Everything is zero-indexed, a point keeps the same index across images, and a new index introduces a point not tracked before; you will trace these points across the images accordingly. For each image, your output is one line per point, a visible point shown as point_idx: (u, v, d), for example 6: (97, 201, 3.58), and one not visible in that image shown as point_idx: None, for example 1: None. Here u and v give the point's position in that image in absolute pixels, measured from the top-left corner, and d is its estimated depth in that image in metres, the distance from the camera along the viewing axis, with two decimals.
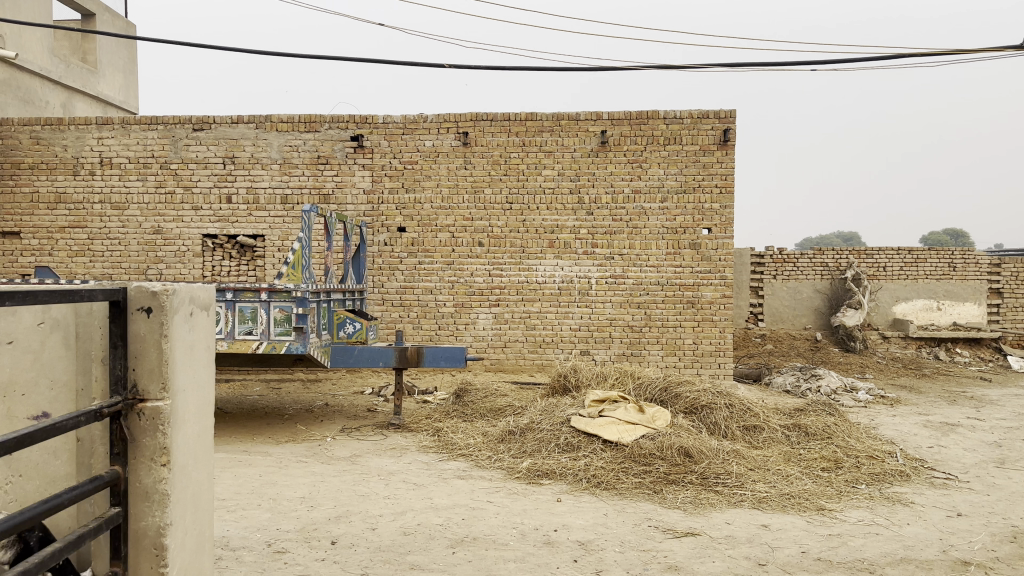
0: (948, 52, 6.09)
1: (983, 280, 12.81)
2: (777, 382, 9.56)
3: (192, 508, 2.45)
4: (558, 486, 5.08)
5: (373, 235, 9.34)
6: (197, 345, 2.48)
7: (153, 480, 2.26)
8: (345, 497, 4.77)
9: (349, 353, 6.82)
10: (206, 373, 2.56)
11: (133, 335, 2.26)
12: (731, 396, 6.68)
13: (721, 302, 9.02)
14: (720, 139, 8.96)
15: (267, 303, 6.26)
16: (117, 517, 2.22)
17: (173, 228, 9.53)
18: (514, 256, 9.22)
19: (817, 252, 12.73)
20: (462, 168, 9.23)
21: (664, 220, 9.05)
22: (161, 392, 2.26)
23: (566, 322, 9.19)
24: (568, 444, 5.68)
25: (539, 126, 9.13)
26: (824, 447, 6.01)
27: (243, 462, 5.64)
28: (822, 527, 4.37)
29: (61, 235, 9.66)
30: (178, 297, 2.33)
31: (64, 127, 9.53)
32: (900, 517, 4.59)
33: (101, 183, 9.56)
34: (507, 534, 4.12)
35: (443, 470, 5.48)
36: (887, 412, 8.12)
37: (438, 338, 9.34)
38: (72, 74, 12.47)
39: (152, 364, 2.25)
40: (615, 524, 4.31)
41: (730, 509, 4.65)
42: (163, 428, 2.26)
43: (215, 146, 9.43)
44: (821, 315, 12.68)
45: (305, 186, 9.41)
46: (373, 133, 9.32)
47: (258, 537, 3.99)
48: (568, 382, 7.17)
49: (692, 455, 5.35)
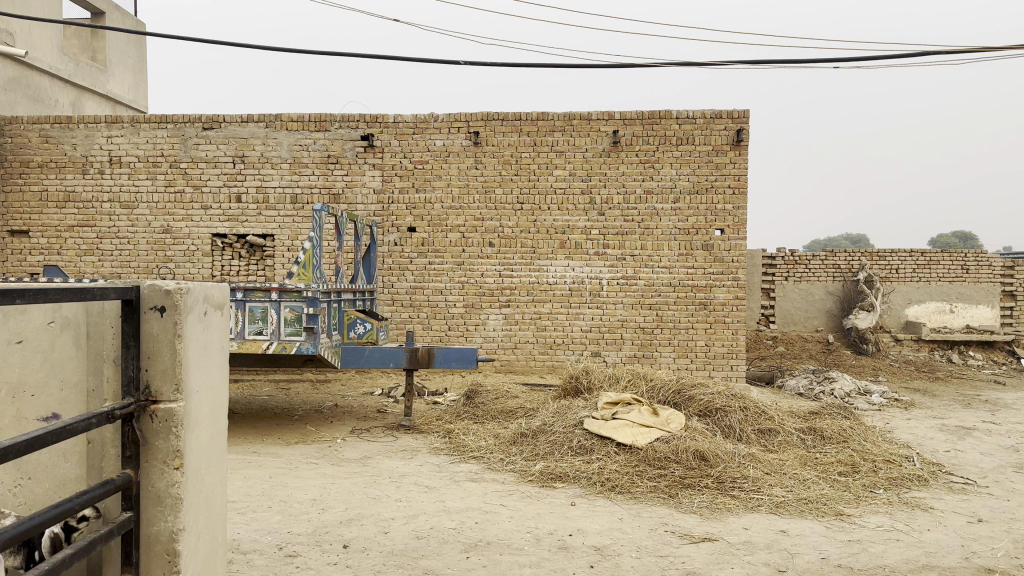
0: (970, 48, 5.98)
1: (997, 282, 12.66)
2: (790, 385, 9.46)
3: (205, 513, 2.40)
4: (571, 489, 5.02)
5: (383, 235, 9.30)
6: (211, 345, 2.43)
7: (166, 484, 2.21)
8: (357, 499, 4.72)
9: (360, 354, 6.77)
10: (220, 374, 2.51)
11: (146, 335, 2.21)
12: (745, 398, 6.59)
13: (734, 304, 8.93)
14: (733, 139, 8.88)
15: (277, 303, 6.22)
16: (128, 522, 2.17)
17: (182, 227, 9.51)
18: (524, 257, 9.15)
19: (830, 254, 12.63)
20: (473, 168, 9.17)
21: (676, 221, 8.97)
22: (174, 393, 2.21)
23: (577, 323, 9.13)
24: (581, 446, 5.61)
25: (550, 126, 9.07)
26: (841, 451, 5.92)
27: (252, 463, 5.60)
28: (841, 533, 4.29)
29: (70, 234, 9.65)
30: (192, 296, 2.29)
31: (74, 126, 9.54)
32: (920, 523, 4.50)
33: (110, 182, 9.55)
34: (520, 538, 4.06)
35: (455, 472, 5.42)
36: (903, 415, 8.01)
37: (448, 339, 9.29)
38: (81, 73, 12.49)
39: (165, 365, 2.20)
40: (631, 529, 4.24)
41: (747, 514, 4.57)
42: (176, 431, 2.21)
43: (225, 145, 9.41)
44: (833, 317, 12.56)
45: (315, 186, 9.38)
46: (384, 132, 9.28)
47: (269, 540, 3.94)
48: (580, 383, 7.11)
49: (708, 459, 5.27)
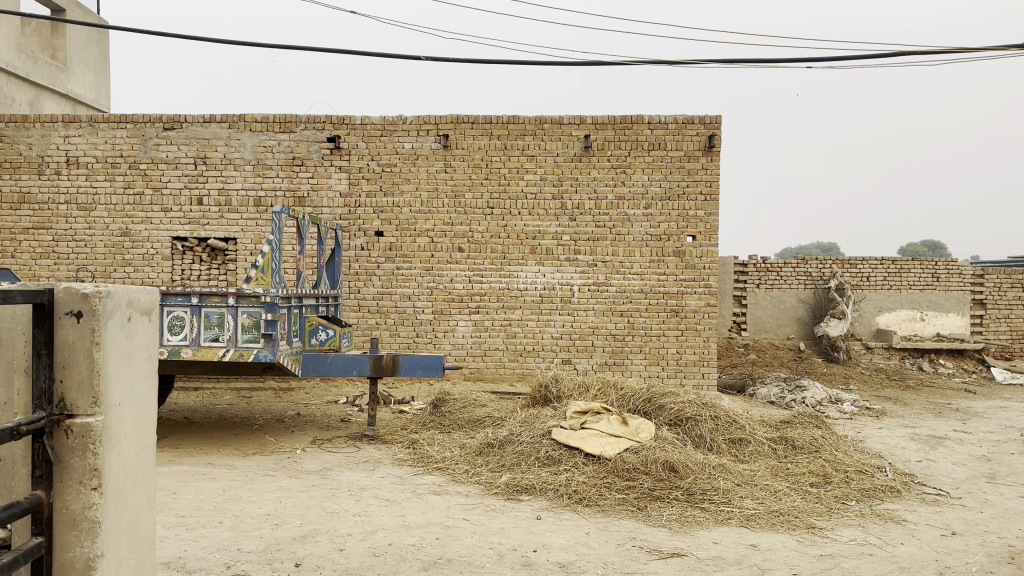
0: (942, 50, 5.96)
1: (966, 291, 12.80)
2: (761, 394, 9.42)
3: (129, 539, 2.16)
4: (537, 502, 4.86)
5: (350, 239, 9.07)
6: (136, 355, 2.21)
7: (82, 506, 1.97)
8: (313, 514, 4.50)
9: (321, 362, 6.55)
10: (147, 386, 2.29)
11: (60, 343, 1.98)
12: (716, 407, 6.48)
13: (705, 311, 8.87)
14: (705, 144, 8.83)
15: (235, 308, 5.97)
16: (38, 549, 1.91)
17: (141, 230, 9.18)
18: (494, 262, 8.99)
19: (801, 261, 12.68)
20: (442, 172, 9.01)
21: (648, 227, 8.89)
22: (92, 406, 1.99)
23: (547, 330, 8.98)
24: (549, 457, 5.45)
25: (521, 129, 8.94)
26: (813, 461, 5.84)
27: (206, 475, 5.34)
28: (814, 547, 4.18)
29: (24, 237, 9.26)
30: (113, 300, 2.07)
31: (29, 125, 9.17)
32: (893, 536, 4.42)
33: (67, 183, 9.19)
34: (482, 555, 3.87)
35: (417, 485, 5.22)
36: (874, 424, 7.99)
37: (416, 346, 9.09)
38: (40, 71, 12.08)
39: (82, 376, 1.98)
40: (597, 544, 4.09)
41: (717, 527, 4.44)
42: (94, 448, 1.98)
43: (186, 146, 9.11)
44: (804, 325, 12.60)
45: (279, 188, 9.13)
46: (350, 134, 9.07)
47: (216, 558, 3.71)
48: (549, 392, 6.94)
49: (677, 470, 5.14)
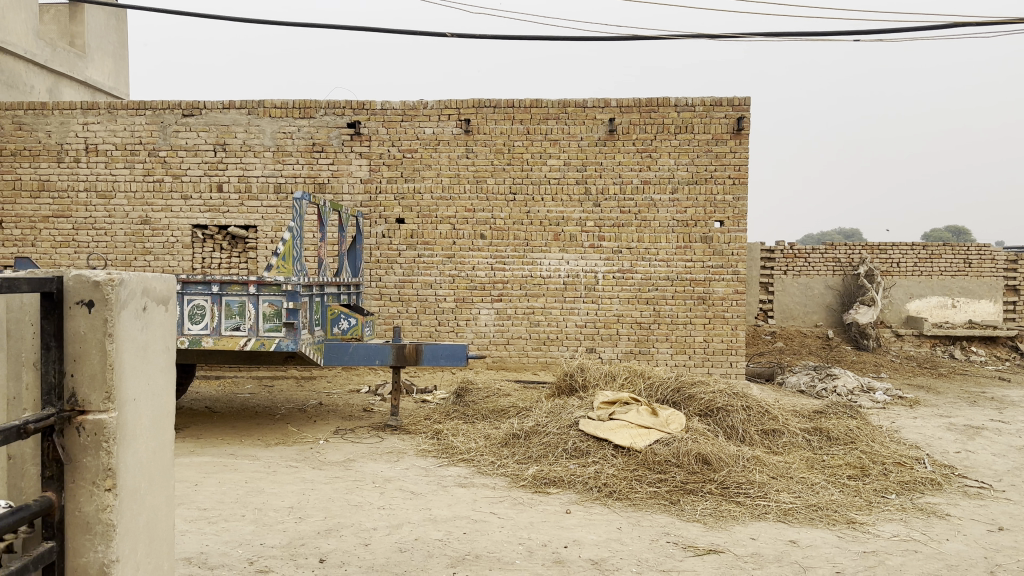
0: (991, 20, 5.66)
1: (999, 277, 12.41)
2: (791, 382, 9.21)
3: (147, 541, 2.05)
4: (566, 496, 4.73)
5: (370, 226, 8.96)
6: (152, 347, 2.09)
7: (95, 508, 1.86)
8: (337, 507, 4.40)
9: (344, 351, 6.43)
10: (164, 380, 2.17)
11: (71, 335, 1.86)
12: (747, 397, 6.30)
13: (733, 298, 8.64)
14: (733, 127, 8.57)
15: (256, 297, 5.88)
16: (49, 554, 1.81)
17: (161, 218, 9.13)
18: (517, 249, 8.83)
19: (829, 247, 12.36)
20: (464, 157, 8.84)
21: (675, 213, 8.67)
22: (105, 402, 1.86)
23: (571, 318, 8.83)
24: (577, 449, 5.31)
25: (544, 113, 8.75)
26: (849, 453, 5.65)
27: (228, 467, 5.27)
28: (856, 543, 4.00)
29: (45, 225, 9.26)
30: (127, 288, 1.95)
31: (49, 112, 9.14)
32: (938, 532, 4.22)
33: (86, 171, 9.16)
34: (512, 551, 3.75)
35: (443, 477, 5.11)
36: (909, 414, 7.75)
37: (438, 334, 8.98)
38: (59, 58, 12.07)
39: (95, 369, 1.86)
40: (630, 540, 3.94)
41: (753, 522, 4.28)
42: (107, 447, 1.86)
43: (205, 132, 9.04)
44: (833, 312, 12.30)
45: (299, 175, 9.03)
46: (371, 119, 8.94)
47: (239, 554, 3.62)
48: (575, 381, 6.78)
49: (710, 463, 4.98)
